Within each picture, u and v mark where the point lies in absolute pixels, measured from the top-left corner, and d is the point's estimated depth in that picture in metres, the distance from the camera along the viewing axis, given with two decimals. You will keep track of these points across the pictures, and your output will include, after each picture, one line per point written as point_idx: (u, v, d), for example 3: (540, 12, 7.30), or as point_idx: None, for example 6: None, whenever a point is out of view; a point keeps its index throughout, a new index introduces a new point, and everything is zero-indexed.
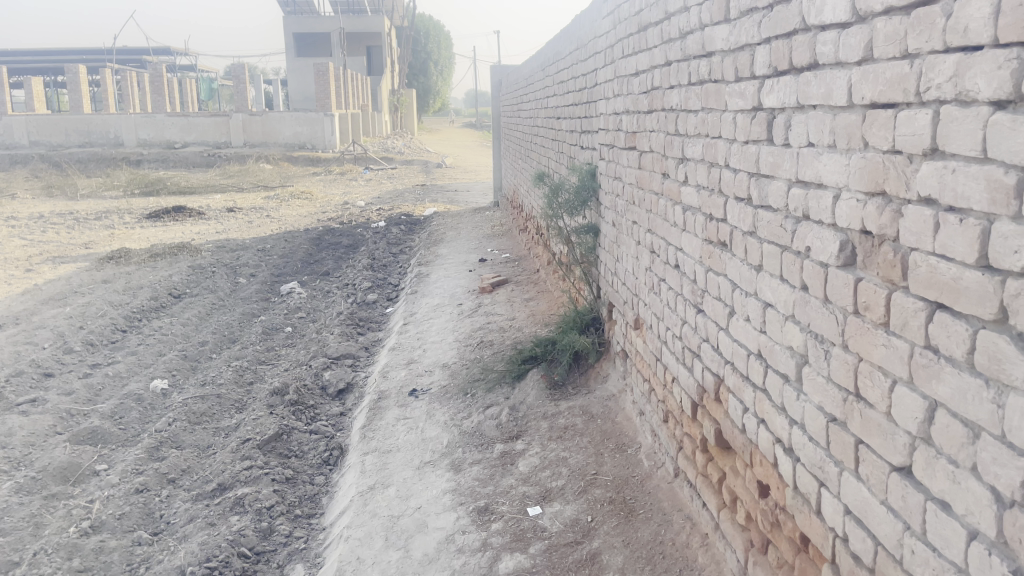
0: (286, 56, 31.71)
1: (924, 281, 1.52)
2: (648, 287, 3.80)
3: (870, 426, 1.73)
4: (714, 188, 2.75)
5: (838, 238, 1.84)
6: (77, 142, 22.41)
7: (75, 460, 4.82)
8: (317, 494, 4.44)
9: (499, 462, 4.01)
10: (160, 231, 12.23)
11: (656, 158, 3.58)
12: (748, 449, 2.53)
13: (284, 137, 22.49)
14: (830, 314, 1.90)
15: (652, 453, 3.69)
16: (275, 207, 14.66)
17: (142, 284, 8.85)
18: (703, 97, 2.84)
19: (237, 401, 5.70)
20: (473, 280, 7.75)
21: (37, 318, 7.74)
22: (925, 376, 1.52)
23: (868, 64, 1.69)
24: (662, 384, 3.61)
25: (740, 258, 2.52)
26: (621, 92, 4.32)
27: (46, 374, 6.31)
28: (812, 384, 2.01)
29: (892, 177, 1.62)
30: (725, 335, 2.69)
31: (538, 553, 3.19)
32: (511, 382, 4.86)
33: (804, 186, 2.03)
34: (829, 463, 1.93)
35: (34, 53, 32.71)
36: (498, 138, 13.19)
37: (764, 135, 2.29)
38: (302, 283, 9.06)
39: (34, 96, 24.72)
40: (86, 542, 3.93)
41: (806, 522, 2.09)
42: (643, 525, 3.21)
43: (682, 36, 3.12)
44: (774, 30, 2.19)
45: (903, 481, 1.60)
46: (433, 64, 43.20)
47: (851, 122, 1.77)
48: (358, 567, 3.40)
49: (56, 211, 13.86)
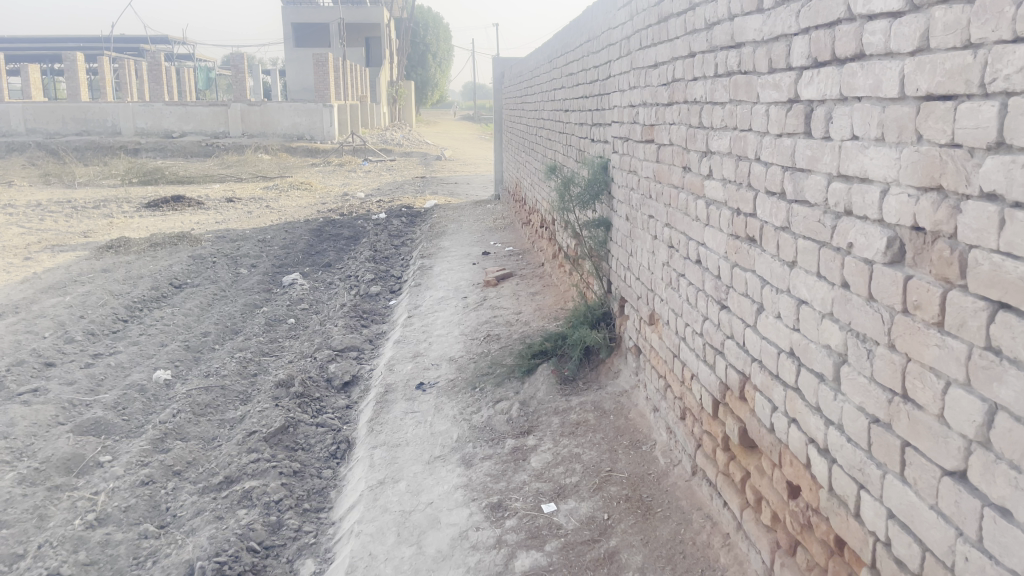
0: (286, 47, 31.54)
1: (986, 280, 1.47)
2: (665, 282, 3.75)
3: (918, 428, 1.68)
4: (742, 182, 2.69)
5: (885, 234, 1.80)
6: (73, 130, 22.16)
7: (78, 451, 4.74)
8: (325, 488, 4.39)
9: (511, 458, 3.97)
10: (159, 221, 12.12)
11: (677, 152, 3.53)
12: (777, 449, 2.48)
13: (283, 128, 22.35)
14: (875, 313, 1.85)
15: (668, 450, 3.64)
16: (274, 198, 14.56)
17: (143, 274, 8.77)
18: (731, 89, 2.78)
19: (241, 393, 5.64)
20: (478, 273, 7.68)
21: (37, 307, 7.65)
22: (985, 377, 1.47)
23: (924, 54, 1.63)
24: (679, 382, 3.55)
25: (771, 254, 2.46)
26: (637, 84, 4.25)
27: (47, 363, 6.24)
28: (851, 384, 1.97)
29: (950, 171, 1.57)
30: (752, 332, 2.64)
31: (554, 552, 3.14)
32: (521, 377, 4.80)
33: (846, 180, 1.98)
34: (870, 465, 1.89)
35: (29, 40, 32.30)
36: (500, 132, 13.11)
37: (801, 128, 2.23)
38: (304, 274, 8.98)
39: (30, 83, 24.45)
40: (92, 535, 3.87)
41: (842, 526, 2.05)
42: (661, 524, 3.16)
43: (707, 27, 3.05)
44: (814, 20, 2.12)
45: (957, 485, 1.56)
46: (432, 56, 43.00)
47: (903, 115, 1.71)
48: (371, 563, 3.33)
49: (53, 199, 13.72)
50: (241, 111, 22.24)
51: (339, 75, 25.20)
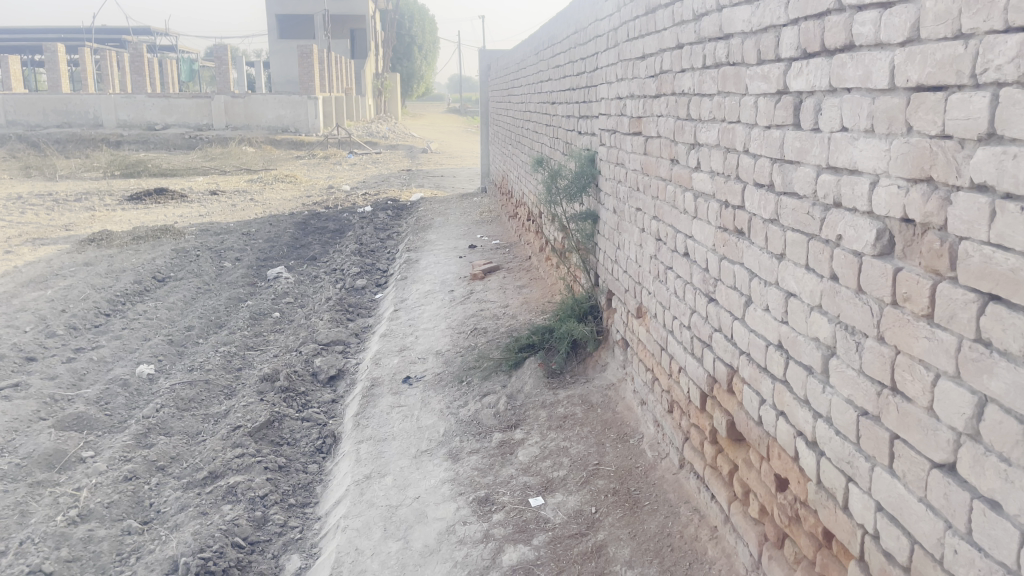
0: (270, 39, 31.24)
1: (977, 272, 1.46)
2: (652, 274, 3.73)
3: (907, 421, 1.68)
4: (730, 174, 2.68)
5: (875, 226, 1.79)
6: (54, 123, 21.83)
7: (61, 446, 4.68)
8: (311, 483, 4.35)
9: (498, 452, 3.95)
10: (141, 214, 11.99)
11: (665, 144, 3.51)
12: (765, 442, 2.48)
13: (267, 120, 22.15)
14: (864, 306, 1.84)
15: (656, 444, 3.63)
16: (258, 191, 14.43)
17: (126, 267, 8.67)
18: (719, 81, 2.77)
19: (226, 388, 5.59)
20: (465, 266, 7.64)
21: (18, 300, 7.54)
22: (975, 369, 1.47)
23: (915, 45, 1.62)
24: (667, 375, 3.54)
25: (759, 246, 2.45)
26: (625, 76, 4.23)
27: (28, 357, 6.15)
28: (840, 377, 1.96)
29: (940, 163, 1.56)
30: (740, 325, 2.63)
31: (542, 545, 3.13)
32: (508, 370, 4.78)
33: (835, 171, 1.97)
34: (859, 458, 1.88)
35: (8, 31, 31.70)
36: (487, 125, 13.04)
37: (789, 119, 2.21)
38: (289, 268, 8.90)
39: (9, 75, 24.09)
40: (74, 531, 3.80)
41: (830, 518, 2.05)
42: (649, 517, 3.16)
43: (695, 19, 3.03)
44: (803, 11, 2.11)
45: (946, 478, 1.56)
46: (417, 48, 42.62)
47: (893, 106, 1.70)
48: (357, 558, 3.32)
49: (34, 192, 13.53)
50: (224, 103, 22.04)
51: (322, 67, 25.02)
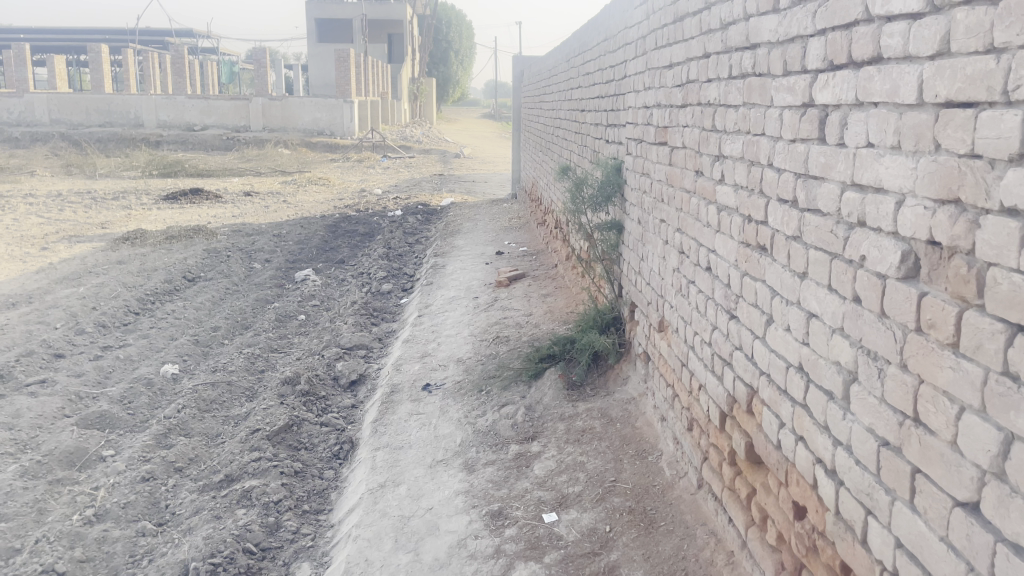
0: (309, 43, 31.64)
1: (1005, 300, 1.38)
2: (675, 288, 3.65)
3: (930, 454, 1.59)
4: (754, 188, 2.60)
5: (900, 248, 1.71)
6: (97, 122, 22.33)
7: (82, 445, 4.73)
8: (326, 489, 4.33)
9: (514, 465, 3.89)
10: (176, 213, 12.17)
11: (689, 155, 3.43)
12: (784, 467, 2.39)
13: (303, 123, 22.38)
14: (887, 331, 1.75)
15: (674, 462, 3.54)
16: (291, 192, 14.58)
17: (157, 267, 8.78)
18: (745, 92, 2.69)
19: (248, 390, 5.60)
20: (490, 273, 7.59)
21: (50, 297, 7.67)
22: (1002, 405, 1.38)
23: (944, 58, 1.54)
24: (687, 392, 3.46)
25: (781, 263, 2.37)
26: (652, 85, 4.16)
27: (56, 354, 6.24)
28: (861, 404, 1.87)
29: (968, 183, 1.48)
30: (761, 344, 2.55)
31: (553, 563, 3.06)
32: (527, 381, 4.72)
33: (861, 189, 1.89)
34: (878, 490, 1.79)
35: (55, 31, 32.57)
36: (519, 131, 12.99)
37: (814, 133, 2.13)
38: (317, 270, 8.94)
39: (56, 75, 24.69)
40: (88, 532, 3.84)
41: (848, 551, 1.96)
42: (664, 539, 3.08)
43: (722, 27, 2.95)
44: (831, 21, 2.03)
45: (969, 518, 1.47)
46: (455, 54, 42.76)
47: (921, 122, 1.62)
48: (366, 569, 3.28)
49: (74, 190, 13.82)
50: (261, 105, 22.36)
51: (359, 70, 25.22)
